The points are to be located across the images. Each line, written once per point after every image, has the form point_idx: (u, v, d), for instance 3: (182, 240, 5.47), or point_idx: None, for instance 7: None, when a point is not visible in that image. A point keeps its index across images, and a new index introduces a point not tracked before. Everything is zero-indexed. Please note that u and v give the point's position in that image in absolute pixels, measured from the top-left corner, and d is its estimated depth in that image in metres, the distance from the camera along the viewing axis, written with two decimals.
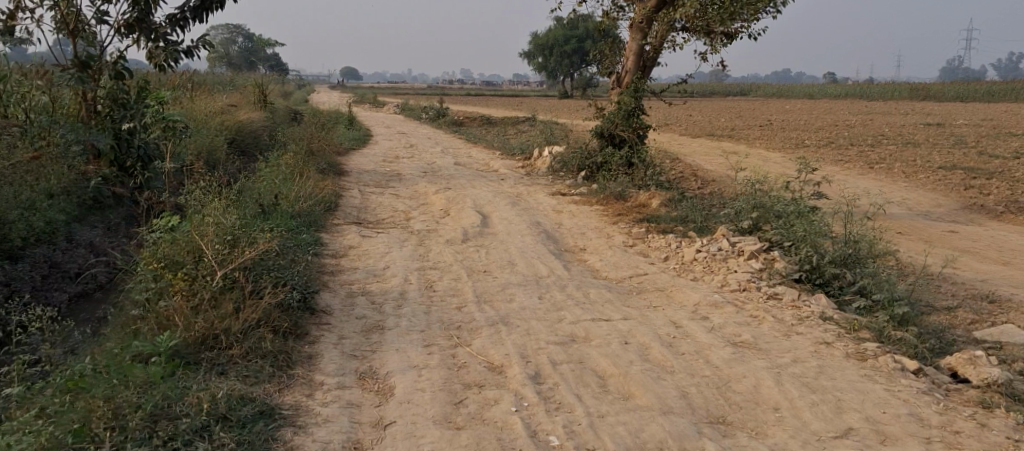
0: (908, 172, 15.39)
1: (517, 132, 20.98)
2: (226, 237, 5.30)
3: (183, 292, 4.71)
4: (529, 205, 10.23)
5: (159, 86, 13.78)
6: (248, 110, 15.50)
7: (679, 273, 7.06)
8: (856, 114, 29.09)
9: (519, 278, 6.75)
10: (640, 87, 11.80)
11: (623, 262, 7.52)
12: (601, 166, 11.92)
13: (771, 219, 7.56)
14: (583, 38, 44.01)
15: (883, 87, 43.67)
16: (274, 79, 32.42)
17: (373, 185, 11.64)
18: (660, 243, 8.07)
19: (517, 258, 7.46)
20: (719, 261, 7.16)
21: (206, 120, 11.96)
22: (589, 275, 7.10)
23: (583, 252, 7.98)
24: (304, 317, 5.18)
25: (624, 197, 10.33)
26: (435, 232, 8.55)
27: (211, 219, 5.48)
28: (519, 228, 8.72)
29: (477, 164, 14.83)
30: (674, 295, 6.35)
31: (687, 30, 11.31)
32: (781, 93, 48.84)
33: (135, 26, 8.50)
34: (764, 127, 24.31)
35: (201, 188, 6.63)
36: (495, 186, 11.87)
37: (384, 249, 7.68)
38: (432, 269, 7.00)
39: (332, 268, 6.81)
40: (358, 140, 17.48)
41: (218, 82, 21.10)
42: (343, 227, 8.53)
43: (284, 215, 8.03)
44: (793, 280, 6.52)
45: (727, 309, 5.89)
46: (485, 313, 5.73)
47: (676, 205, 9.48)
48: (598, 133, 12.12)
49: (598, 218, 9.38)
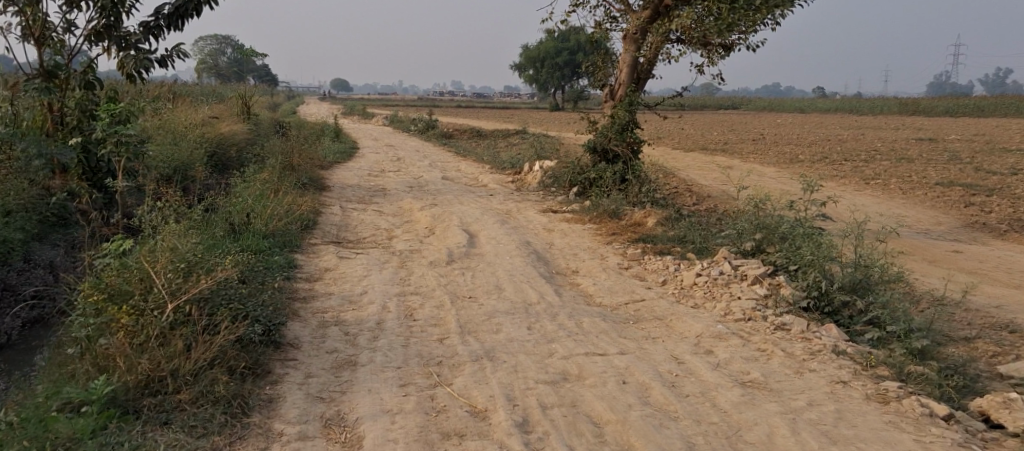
0: (905, 188, 15.01)
1: (507, 145, 20.59)
2: (181, 263, 4.85)
3: (128, 328, 4.28)
4: (518, 223, 9.77)
5: (137, 97, 13.34)
6: (231, 121, 15.03)
7: (678, 299, 6.59)
8: (848, 128, 28.75)
9: (507, 306, 6.26)
10: (635, 101, 11.37)
11: (618, 287, 7.05)
12: (593, 181, 11.46)
13: (776, 241, 7.07)
14: (574, 51, 43.78)
15: (872, 102, 43.53)
16: (262, 90, 31.92)
17: (356, 201, 11.16)
18: (657, 265, 7.61)
19: (505, 282, 6.98)
20: (721, 286, 6.69)
21: (184, 132, 11.50)
22: (581, 301, 6.63)
23: (576, 275, 7.50)
24: (267, 352, 4.71)
25: (617, 215, 9.86)
26: (418, 253, 8.07)
27: (166, 244, 5.04)
28: (508, 248, 8.26)
29: (466, 179, 14.37)
30: (674, 325, 5.87)
31: (683, 42, 10.88)
32: (770, 106, 48.68)
33: (104, 34, 8.00)
34: (757, 141, 23.95)
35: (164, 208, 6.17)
36: (484, 202, 11.43)
37: (363, 272, 7.20)
38: (413, 295, 6.53)
39: (305, 294, 6.36)
40: (343, 154, 17.01)
41: (203, 93, 20.63)
42: (321, 248, 8.05)
43: (255, 236, 7.59)
44: (801, 308, 6.02)
45: (732, 342, 5.42)
46: (469, 346, 5.26)
47: (673, 225, 9.04)
48: (591, 147, 11.69)
49: (590, 238, 8.92)
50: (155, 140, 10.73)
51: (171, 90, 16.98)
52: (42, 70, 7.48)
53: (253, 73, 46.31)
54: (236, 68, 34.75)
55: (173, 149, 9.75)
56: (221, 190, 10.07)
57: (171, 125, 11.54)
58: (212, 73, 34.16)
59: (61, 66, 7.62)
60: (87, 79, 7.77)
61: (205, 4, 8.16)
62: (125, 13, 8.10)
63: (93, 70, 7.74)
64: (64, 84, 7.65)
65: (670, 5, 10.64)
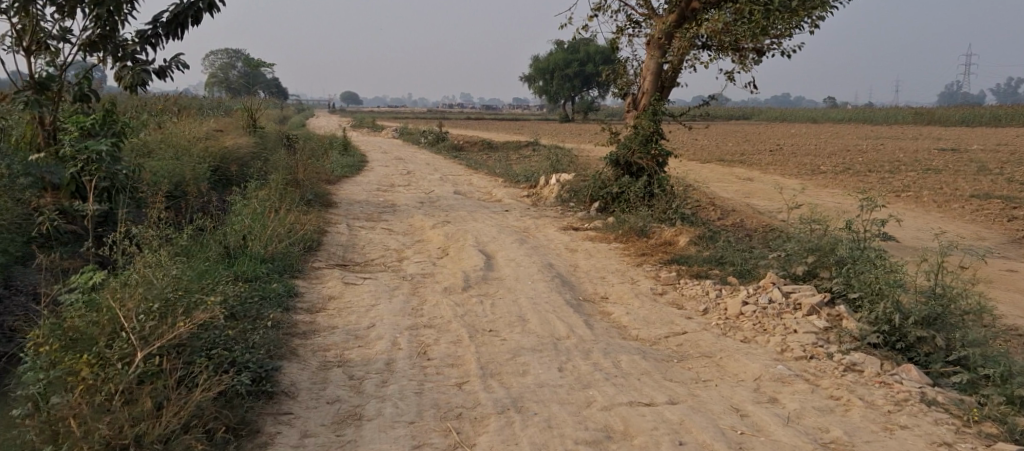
0: (940, 200, 14.17)
1: (519, 158, 19.85)
2: (158, 301, 4.23)
3: (88, 382, 3.66)
4: (538, 242, 9.06)
5: (137, 112, 12.70)
6: (234, 134, 14.34)
7: (725, 332, 5.83)
8: (864, 139, 27.88)
9: (533, 341, 5.55)
10: (659, 110, 10.62)
11: (654, 317, 6.31)
12: (616, 196, 10.73)
13: (831, 264, 6.31)
14: (584, 62, 43.04)
15: (886, 111, 42.58)
16: (270, 104, 31.27)
17: (364, 219, 10.47)
18: (695, 291, 6.87)
19: (529, 313, 6.25)
20: (772, 317, 5.92)
21: (185, 146, 10.87)
22: (616, 333, 5.91)
23: (605, 302, 6.78)
24: (255, 406, 4.15)
25: (645, 233, 9.12)
26: (430, 277, 7.35)
27: (141, 279, 4.41)
28: (529, 271, 7.54)
29: (479, 193, 13.65)
30: (726, 365, 5.12)
31: (711, 47, 10.08)
32: (782, 117, 47.77)
33: (99, 44, 7.28)
34: (774, 152, 23.13)
35: (151, 233, 5.54)
36: (499, 219, 10.72)
37: (371, 300, 6.49)
38: (427, 328, 5.84)
39: (305, 329, 5.71)
40: (351, 167, 16.32)
41: (208, 106, 19.98)
42: (325, 272, 7.36)
43: (252, 261, 6.95)
44: (870, 345, 5.26)
45: (798, 389, 4.71)
46: (494, 393, 4.61)
47: (708, 244, 8.30)
48: (614, 160, 10.98)
49: (618, 259, 8.20)
50: (156, 155, 10.10)
51: (173, 103, 16.31)
52: (32, 81, 6.73)
53: (262, 87, 45.73)
54: (247, 82, 34.22)
55: (171, 164, 9.14)
56: (220, 208, 9.43)
57: (173, 139, 10.92)
58: (219, 85, 33.53)
59: (54, 77, 6.86)
60: (82, 91, 7.15)
61: (206, 10, 7.44)
62: (121, 21, 7.39)
63: (88, 82, 7.13)
64: (56, 97, 6.88)
65: (697, 9, 9.92)
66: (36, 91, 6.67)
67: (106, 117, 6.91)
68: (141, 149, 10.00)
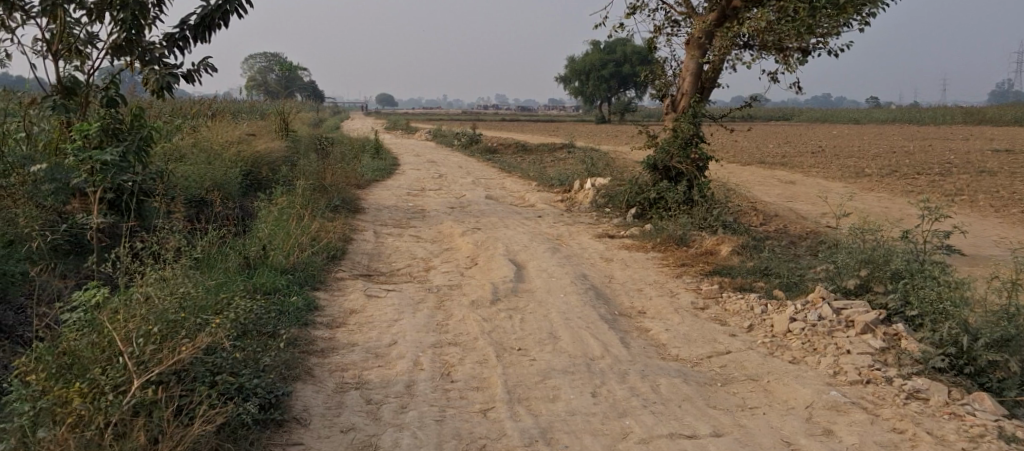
0: (996, 204, 13.51)
1: (554, 161, 19.48)
2: (160, 324, 3.94)
3: (78, 414, 3.37)
4: (572, 250, 8.67)
5: (169, 117, 12.56)
6: (266, 138, 14.17)
7: (772, 352, 5.36)
8: (912, 140, 26.91)
9: (565, 361, 5.17)
10: (700, 112, 10.17)
11: (695, 335, 5.90)
12: (654, 202, 10.32)
13: (886, 279, 5.82)
14: (620, 63, 42.51)
15: (932, 111, 41.39)
16: (306, 108, 31.25)
17: (393, 225, 10.18)
18: (739, 306, 6.45)
19: (560, 329, 5.87)
20: (822, 336, 5.43)
21: (214, 150, 10.68)
22: (653, 353, 5.51)
23: (642, 318, 6.40)
24: (261, 437, 3.84)
25: (684, 242, 8.69)
26: (458, 289, 7.01)
27: (144, 303, 4.11)
28: (561, 283, 7.17)
29: (512, 198, 13.29)
30: (773, 389, 4.67)
31: (753, 46, 9.60)
32: (823, 117, 46.78)
33: (125, 48, 6.91)
34: (817, 154, 22.42)
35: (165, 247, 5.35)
36: (531, 225, 10.37)
37: (393, 315, 6.16)
38: (452, 346, 5.50)
39: (323, 346, 5.40)
40: (383, 171, 16.07)
41: (242, 109, 19.91)
42: (348, 283, 7.06)
43: (272, 272, 6.67)
44: (935, 369, 4.78)
45: (856, 419, 4.27)
46: (521, 423, 4.26)
47: (751, 255, 7.87)
48: (651, 164, 10.55)
49: (655, 269, 7.79)
50: (187, 160, 9.92)
51: (207, 106, 16.21)
52: (59, 85, 6.60)
53: (301, 90, 45.95)
54: (284, 84, 34.32)
55: (196, 170, 8.93)
56: (245, 215, 9.18)
57: (205, 144, 10.75)
58: (255, 89, 33.62)
59: (80, 82, 6.72)
60: (109, 95, 6.58)
61: (235, 11, 7.03)
62: (148, 24, 7.07)
63: (115, 85, 6.57)
64: (84, 102, 6.70)
65: (738, 6, 9.44)
66: (63, 95, 6.59)
67: (133, 121, 6.48)
68: (172, 155, 9.82)
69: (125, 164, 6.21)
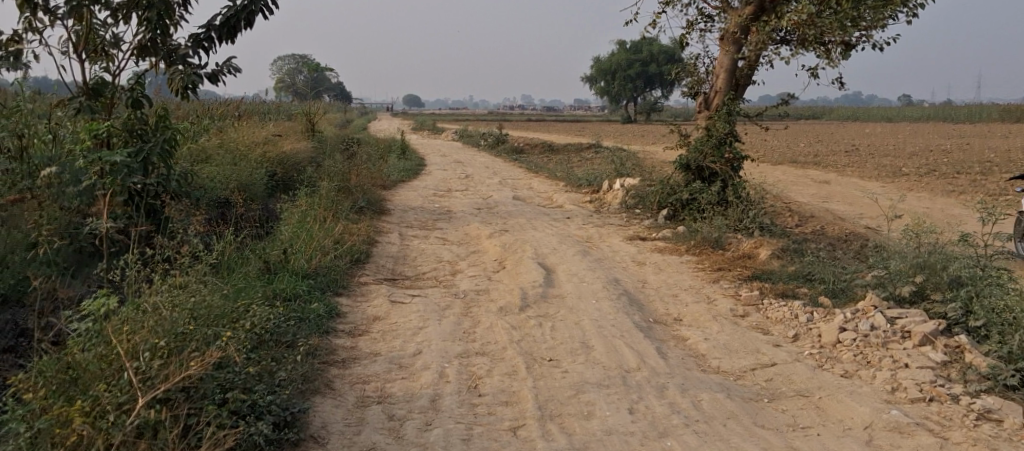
0: None
1: (582, 160, 19.15)
2: (168, 338, 3.69)
3: (78, 437, 3.13)
4: (602, 253, 8.36)
5: (194, 117, 12.42)
6: (292, 138, 14.01)
7: (821, 365, 5.08)
8: (949, 138, 26.19)
9: (599, 373, 4.88)
10: (734, 110, 9.77)
11: (737, 346, 5.58)
12: (686, 203, 9.97)
13: (944, 286, 5.52)
14: (648, 62, 42.07)
15: (967, 109, 40.47)
16: (332, 108, 31.17)
17: (418, 227, 9.94)
18: (782, 314, 6.14)
19: (593, 338, 5.57)
20: (876, 348, 5.15)
21: (239, 151, 10.50)
22: (693, 365, 5.20)
23: (679, 326, 6.09)
24: None
25: (720, 244, 8.33)
26: (485, 295, 6.73)
27: (151, 315, 3.86)
28: (593, 288, 6.87)
29: (539, 199, 13.00)
30: (826, 406, 4.36)
31: (791, 42, 9.24)
32: (854, 115, 45.95)
33: (150, 49, 6.64)
34: (851, 153, 21.88)
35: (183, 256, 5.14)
36: (560, 227, 10.07)
37: (419, 322, 5.90)
38: (480, 356, 5.23)
39: (345, 356, 5.15)
40: (409, 171, 15.85)
41: (268, 110, 19.83)
42: (372, 288, 6.82)
43: (293, 277, 6.43)
44: (1007, 386, 4.40)
45: (921, 443, 3.95)
46: (555, 443, 3.99)
47: (792, 259, 7.52)
48: (684, 165, 10.18)
49: (691, 273, 7.46)
50: (212, 161, 9.77)
51: (233, 106, 16.09)
52: (85, 88, 6.28)
53: (327, 90, 46.03)
54: (311, 86, 34.35)
55: (218, 171, 8.76)
56: (269, 216, 8.99)
57: (230, 144, 10.61)
58: (282, 90, 33.62)
59: (108, 84, 6.39)
60: (134, 96, 6.34)
61: (260, 11, 6.74)
62: (173, 23, 6.81)
63: (141, 86, 6.31)
64: (110, 103, 6.39)
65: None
66: (90, 96, 6.25)
67: (158, 123, 6.33)
68: (197, 156, 9.72)
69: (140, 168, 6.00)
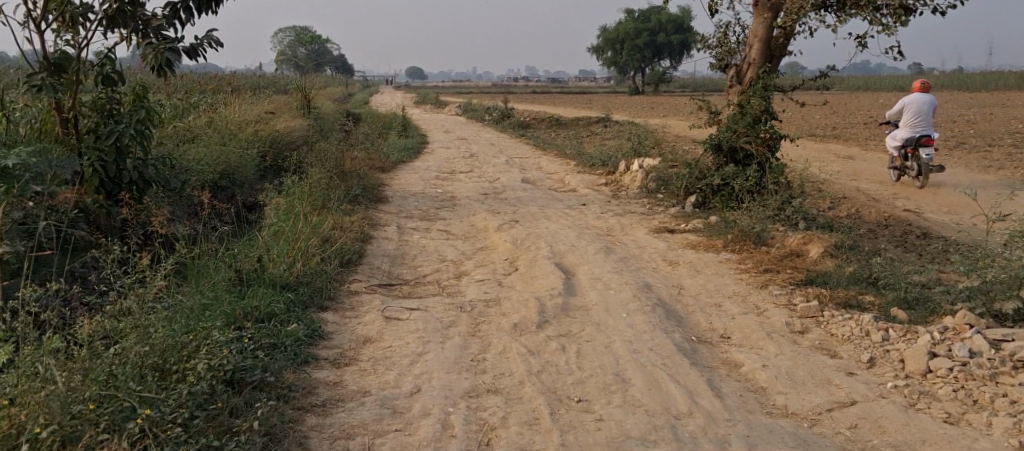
0: None
1: (592, 135, 18.06)
2: (64, 419, 3.19)
3: None
4: (627, 250, 7.32)
5: (174, 94, 11.33)
6: (284, 115, 12.94)
7: (914, 404, 4.24)
8: (971, 108, 24.97)
9: (642, 424, 3.97)
10: (771, 84, 8.67)
11: (803, 375, 4.58)
12: (717, 189, 8.92)
13: None
14: (655, 31, 40.61)
15: (983, 77, 39.13)
16: (331, 83, 29.98)
17: (418, 217, 8.94)
18: (850, 330, 5.15)
19: (628, 367, 4.60)
20: (982, 381, 4.35)
21: (223, 131, 9.49)
22: (755, 406, 4.26)
23: (727, 346, 5.10)
24: None
25: (761, 240, 7.26)
26: (496, 307, 5.72)
27: (53, 382, 3.31)
28: (621, 297, 5.87)
29: (550, 181, 11.93)
30: None
31: (833, 7, 8.13)
32: (867, 85, 44.59)
33: (118, 20, 5.60)
34: (872, 124, 20.75)
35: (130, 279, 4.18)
36: (577, 216, 9.05)
37: (417, 347, 4.90)
38: (493, 394, 4.28)
39: (324, 395, 4.17)
40: (409, 150, 14.80)
41: (263, 84, 18.69)
42: (364, 298, 5.82)
43: (267, 288, 5.42)
44: None
45: None
46: None
47: (848, 259, 6.52)
48: (714, 146, 9.10)
49: (732, 275, 6.48)
50: (197, 142, 8.82)
51: (222, 80, 14.99)
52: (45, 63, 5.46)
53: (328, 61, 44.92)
54: (312, 60, 33.17)
55: (196, 154, 7.78)
56: (252, 209, 7.95)
57: (215, 126, 9.58)
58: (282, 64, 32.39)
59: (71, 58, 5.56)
60: (105, 72, 5.66)
61: None
62: None
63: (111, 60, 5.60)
64: (75, 80, 5.54)
65: None
66: (51, 74, 5.45)
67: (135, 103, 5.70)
68: (182, 136, 8.75)
69: (111, 153, 5.45)
